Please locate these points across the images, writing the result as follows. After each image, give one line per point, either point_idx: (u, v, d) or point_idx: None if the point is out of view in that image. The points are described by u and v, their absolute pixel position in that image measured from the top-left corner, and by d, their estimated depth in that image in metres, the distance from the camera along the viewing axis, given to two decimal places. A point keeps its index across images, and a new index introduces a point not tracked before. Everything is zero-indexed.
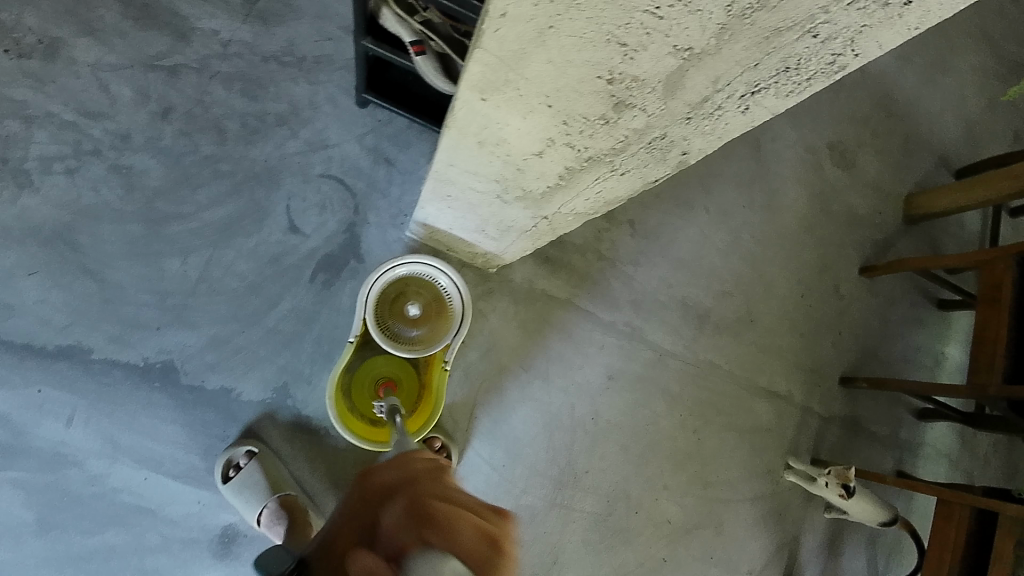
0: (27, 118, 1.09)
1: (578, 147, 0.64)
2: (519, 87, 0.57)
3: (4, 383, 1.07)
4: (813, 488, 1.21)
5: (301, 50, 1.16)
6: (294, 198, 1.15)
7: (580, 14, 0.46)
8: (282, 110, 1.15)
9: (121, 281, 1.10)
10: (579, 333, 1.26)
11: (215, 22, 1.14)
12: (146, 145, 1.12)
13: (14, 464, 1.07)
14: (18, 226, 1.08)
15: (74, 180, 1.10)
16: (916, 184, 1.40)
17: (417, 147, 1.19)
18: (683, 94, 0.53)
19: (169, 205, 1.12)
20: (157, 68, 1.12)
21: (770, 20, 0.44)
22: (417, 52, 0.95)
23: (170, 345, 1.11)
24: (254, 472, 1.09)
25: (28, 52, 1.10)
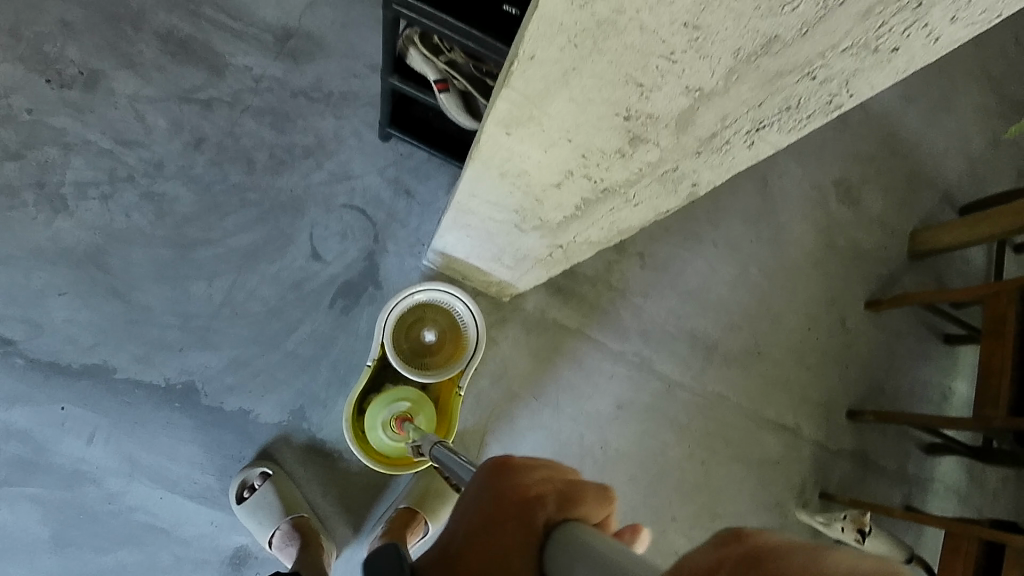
0: (65, 146, 1.14)
1: (595, 178, 0.68)
2: (542, 123, 0.62)
3: (29, 400, 1.10)
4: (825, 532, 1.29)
5: (328, 86, 1.22)
6: (317, 226, 1.20)
7: (601, 58, 0.50)
8: (309, 143, 1.21)
9: (147, 302, 1.14)
10: (590, 362, 1.29)
11: (248, 58, 1.20)
12: (177, 173, 1.17)
13: (34, 480, 1.09)
14: (51, 247, 1.12)
15: (107, 205, 1.15)
16: (920, 221, 1.44)
17: (436, 179, 1.24)
18: (694, 130, 0.57)
19: (197, 231, 1.16)
20: (192, 101, 1.18)
21: (773, 65, 0.47)
22: (441, 89, 1.01)
23: (192, 366, 1.14)
24: (268, 494, 1.11)
25: (69, 83, 1.15)
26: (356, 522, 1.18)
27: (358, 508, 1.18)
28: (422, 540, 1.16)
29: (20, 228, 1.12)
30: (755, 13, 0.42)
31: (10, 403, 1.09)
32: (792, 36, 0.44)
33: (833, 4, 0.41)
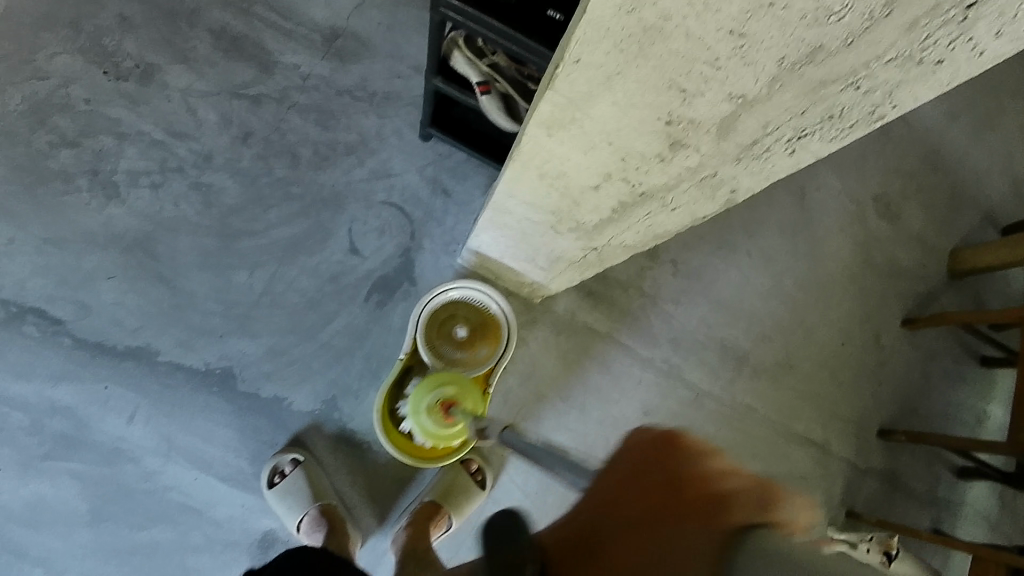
0: (120, 136, 1.19)
1: (634, 181, 0.69)
2: (584, 126, 0.63)
3: (75, 377, 1.14)
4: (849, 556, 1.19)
5: (372, 85, 1.25)
6: (356, 222, 1.23)
7: (645, 63, 0.51)
8: (352, 140, 1.24)
9: (191, 289, 1.18)
10: (618, 367, 1.29)
11: (297, 57, 1.24)
12: (224, 166, 1.21)
13: (76, 455, 1.14)
14: (102, 232, 1.17)
15: (157, 194, 1.19)
16: (961, 239, 1.41)
17: (473, 180, 1.26)
18: (734, 136, 0.58)
19: (240, 222, 1.20)
20: (241, 96, 1.22)
21: (817, 74, 0.48)
22: (482, 91, 1.03)
23: (231, 352, 1.18)
24: (297, 481, 1.13)
25: (126, 76, 1.20)
26: (381, 514, 1.20)
27: (384, 500, 1.20)
28: (444, 534, 1.18)
29: (74, 212, 1.17)
30: (801, 22, 0.43)
31: (57, 380, 1.14)
32: (837, 46, 0.45)
33: (879, 15, 0.41)
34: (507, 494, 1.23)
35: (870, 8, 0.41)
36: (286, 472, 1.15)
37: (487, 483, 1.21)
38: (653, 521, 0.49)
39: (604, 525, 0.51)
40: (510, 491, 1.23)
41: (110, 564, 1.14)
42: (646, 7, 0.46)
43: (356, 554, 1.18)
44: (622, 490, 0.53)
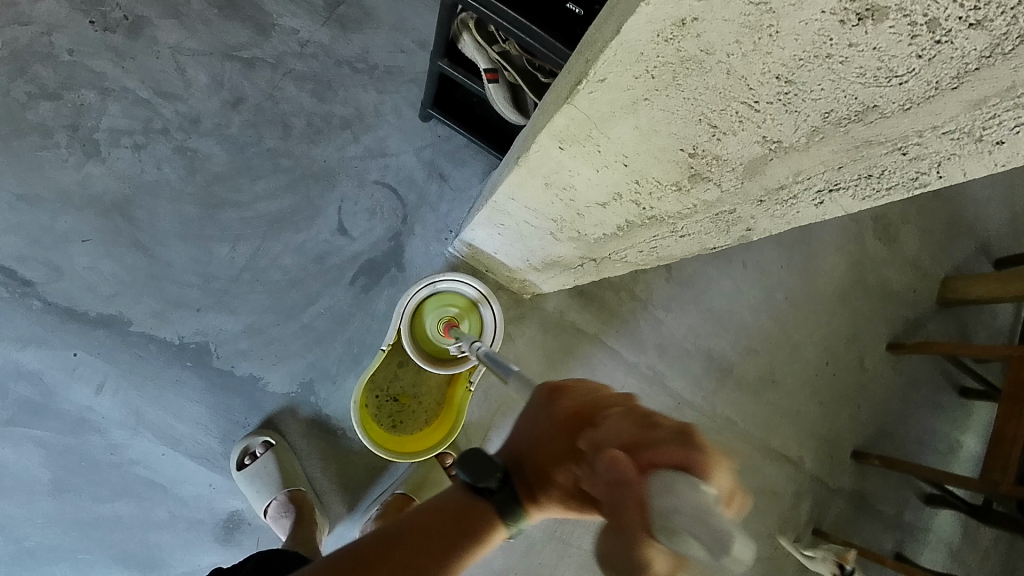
0: (103, 91, 1.12)
1: (645, 205, 0.66)
2: (600, 144, 0.59)
3: (42, 342, 1.09)
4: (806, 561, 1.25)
5: (374, 58, 1.19)
6: (347, 201, 1.18)
7: (677, 93, 0.48)
8: (348, 114, 1.19)
9: (170, 258, 1.13)
10: (602, 370, 1.26)
11: (296, 20, 1.18)
12: (212, 131, 1.15)
13: (40, 424, 1.10)
14: (79, 192, 1.11)
15: (139, 155, 1.13)
16: (954, 267, 1.40)
17: (471, 166, 1.22)
18: (756, 177, 0.55)
19: (226, 192, 1.15)
20: (234, 59, 1.16)
21: (863, 132, 0.45)
22: (490, 79, 0.98)
23: (207, 327, 1.14)
24: (268, 464, 1.11)
25: (113, 27, 1.13)
26: (352, 501, 1.18)
27: (355, 487, 1.18)
28: None
29: (50, 168, 1.10)
30: (858, 78, 0.40)
31: (24, 343, 1.09)
32: (892, 109, 0.42)
33: (944, 87, 0.39)
34: None
35: (935, 77, 0.38)
36: (257, 454, 1.13)
37: None
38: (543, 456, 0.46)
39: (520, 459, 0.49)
40: None
41: (71, 535, 1.11)
42: (688, 38, 0.42)
43: (324, 540, 1.16)
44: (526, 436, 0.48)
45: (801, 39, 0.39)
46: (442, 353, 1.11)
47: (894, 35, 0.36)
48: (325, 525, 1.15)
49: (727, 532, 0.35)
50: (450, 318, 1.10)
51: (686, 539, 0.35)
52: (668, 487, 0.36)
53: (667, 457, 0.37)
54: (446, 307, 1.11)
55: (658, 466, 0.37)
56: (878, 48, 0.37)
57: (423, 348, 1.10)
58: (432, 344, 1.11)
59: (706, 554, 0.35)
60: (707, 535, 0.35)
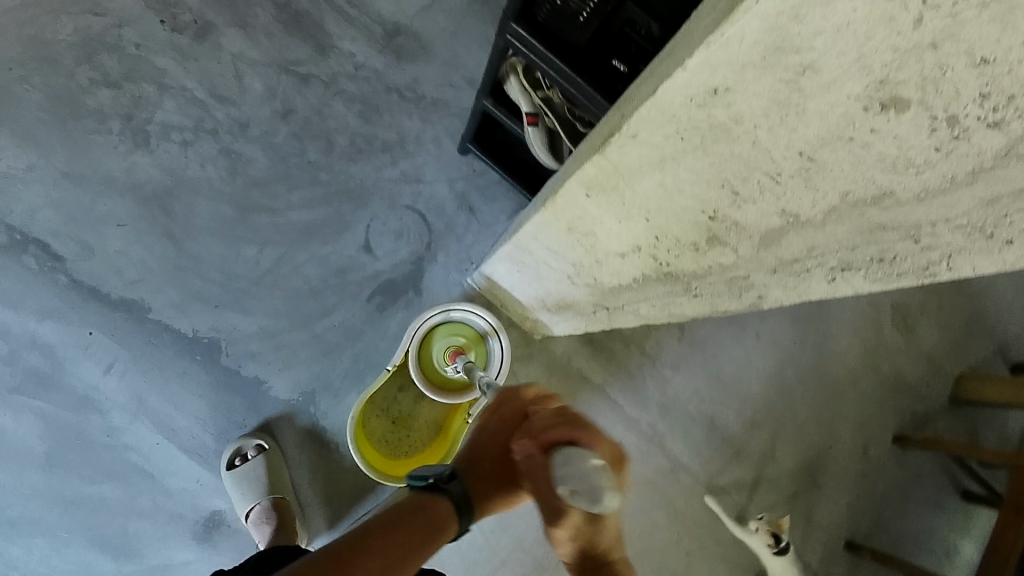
0: (162, 87, 1.18)
1: (661, 260, 0.68)
2: (625, 197, 0.62)
3: (61, 317, 1.11)
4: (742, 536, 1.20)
5: (422, 89, 1.26)
6: (376, 221, 1.21)
7: (703, 156, 0.50)
8: (390, 139, 1.24)
9: (198, 253, 1.16)
10: (601, 421, 1.26)
11: (354, 45, 1.24)
12: (258, 138, 1.19)
13: (44, 395, 1.10)
14: (123, 178, 1.15)
15: (186, 151, 1.17)
16: (969, 367, 1.39)
17: (500, 203, 1.25)
18: (771, 247, 0.56)
19: (262, 196, 1.18)
20: (291, 73, 1.22)
21: (878, 217, 0.47)
22: (531, 122, 1.02)
23: (223, 325, 1.15)
24: (258, 467, 1.11)
25: (182, 29, 1.20)
26: (333, 518, 1.18)
27: (339, 504, 1.18)
28: None
29: (98, 152, 1.15)
30: (877, 164, 0.42)
31: (43, 316, 1.10)
32: (907, 197, 0.44)
33: (959, 182, 0.40)
34: None
35: (952, 171, 0.40)
36: (248, 456, 1.14)
37: None
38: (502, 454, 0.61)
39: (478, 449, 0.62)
40: None
41: (53, 512, 1.11)
42: (718, 106, 0.45)
43: None
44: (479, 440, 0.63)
45: (826, 120, 0.41)
46: (446, 381, 1.11)
47: (914, 125, 0.38)
48: (301, 534, 1.15)
49: (603, 486, 0.47)
50: (457, 346, 1.11)
51: (574, 494, 0.48)
52: (569, 456, 0.49)
53: (562, 435, 0.52)
54: (454, 336, 1.12)
55: (555, 441, 0.52)
56: (899, 137, 0.40)
57: (428, 373, 1.11)
58: (437, 372, 1.11)
59: (592, 505, 0.48)
60: (587, 490, 0.47)
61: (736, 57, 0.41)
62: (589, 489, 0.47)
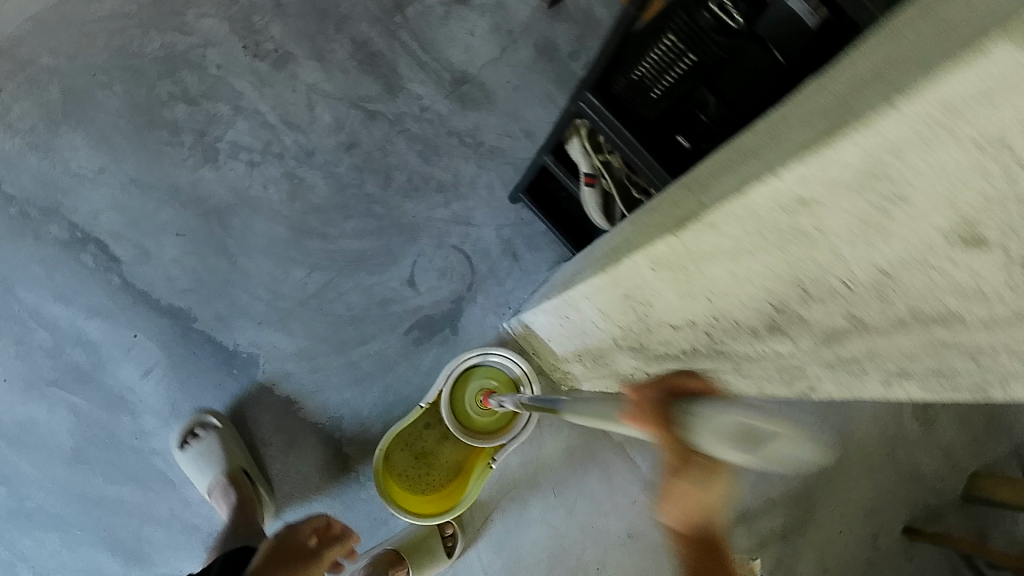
0: (237, 107, 1.24)
1: (716, 338, 0.71)
2: (691, 277, 0.65)
3: (109, 316, 1.14)
4: None
5: (482, 136, 1.32)
6: (423, 257, 1.25)
7: (778, 254, 0.54)
8: (446, 180, 1.29)
9: (249, 270, 1.19)
10: (618, 478, 1.26)
11: (423, 88, 1.32)
12: (322, 166, 1.25)
13: (80, 391, 1.12)
14: (188, 190, 1.20)
15: (251, 171, 1.22)
16: (985, 465, 1.40)
17: (543, 253, 1.29)
18: (832, 343, 0.59)
19: (318, 222, 1.23)
20: (360, 108, 1.28)
21: (942, 333, 0.50)
22: (588, 182, 1.06)
23: (262, 342, 1.18)
24: (210, 445, 1.10)
25: (263, 56, 1.27)
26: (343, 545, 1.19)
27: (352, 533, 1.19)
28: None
29: (169, 163, 1.20)
30: (950, 290, 0.45)
31: (92, 313, 1.13)
32: (975, 321, 0.47)
33: None
34: (468, 570, 1.21)
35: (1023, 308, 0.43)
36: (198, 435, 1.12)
37: (454, 552, 1.19)
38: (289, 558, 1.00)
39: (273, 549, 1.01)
40: (472, 567, 1.21)
41: (71, 509, 1.12)
42: (805, 215, 0.48)
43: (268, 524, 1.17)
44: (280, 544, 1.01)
45: (907, 243, 0.44)
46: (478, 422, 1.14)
47: (991, 262, 0.41)
48: (267, 510, 1.16)
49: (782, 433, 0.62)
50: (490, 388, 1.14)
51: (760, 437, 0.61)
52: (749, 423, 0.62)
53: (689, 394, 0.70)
54: (489, 379, 1.15)
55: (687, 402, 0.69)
56: (975, 269, 0.43)
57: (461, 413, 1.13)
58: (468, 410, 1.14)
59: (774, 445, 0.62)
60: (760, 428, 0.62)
61: (835, 176, 0.44)
62: (788, 442, 0.61)
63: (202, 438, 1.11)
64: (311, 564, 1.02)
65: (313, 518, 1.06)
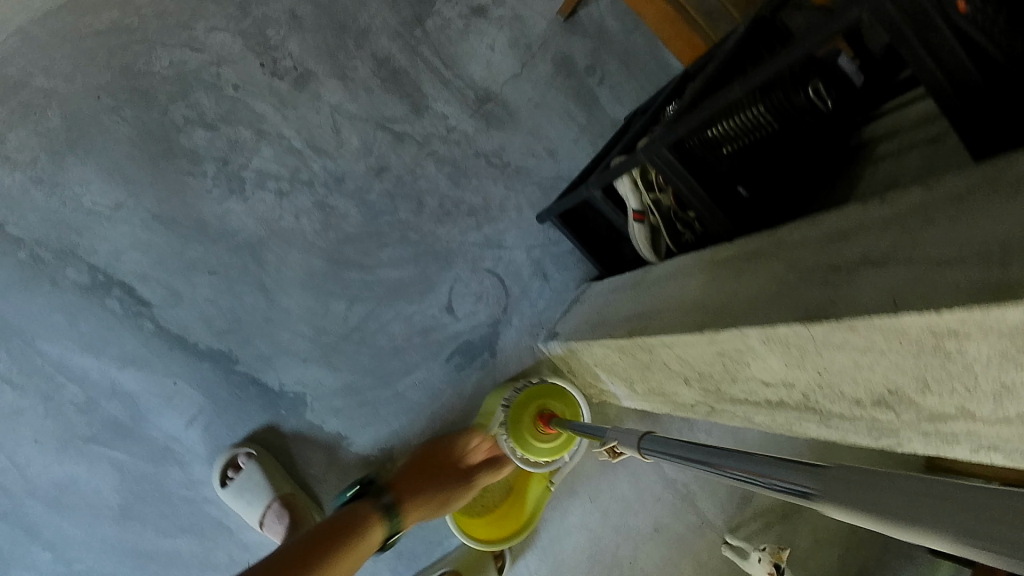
0: (259, 132, 1.16)
1: (812, 398, 0.80)
2: (804, 354, 0.74)
3: (145, 366, 1.09)
4: (744, 564, 1.28)
5: (508, 156, 1.32)
6: (459, 283, 1.26)
7: (911, 357, 0.63)
8: (476, 203, 1.29)
9: (289, 307, 1.16)
10: (645, 480, 1.36)
11: (448, 107, 1.28)
12: (353, 193, 1.21)
13: (122, 446, 1.08)
14: (216, 225, 1.13)
15: (281, 201, 1.17)
16: None
17: (572, 272, 1.34)
18: (939, 422, 0.68)
19: (354, 253, 1.20)
20: (386, 130, 1.24)
21: None
22: (637, 219, 1.11)
23: (308, 380, 1.17)
24: (253, 475, 1.08)
25: (281, 74, 1.18)
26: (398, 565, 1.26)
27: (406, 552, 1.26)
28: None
29: (193, 196, 1.12)
30: None
31: (125, 362, 1.08)
32: None
33: None
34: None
35: None
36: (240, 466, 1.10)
37: (506, 563, 1.28)
38: (443, 470, 1.05)
39: (436, 459, 1.07)
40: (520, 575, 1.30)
41: (125, 566, 1.10)
42: (951, 341, 0.57)
43: None
44: (443, 456, 1.07)
45: None
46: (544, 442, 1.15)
47: None
48: None
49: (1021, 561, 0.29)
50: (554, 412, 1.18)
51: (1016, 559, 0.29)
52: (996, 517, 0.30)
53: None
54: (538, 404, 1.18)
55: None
56: None
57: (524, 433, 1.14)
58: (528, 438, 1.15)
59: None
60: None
61: (989, 324, 0.53)
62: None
63: (244, 467, 1.09)
64: (465, 477, 1.06)
65: (477, 434, 1.12)
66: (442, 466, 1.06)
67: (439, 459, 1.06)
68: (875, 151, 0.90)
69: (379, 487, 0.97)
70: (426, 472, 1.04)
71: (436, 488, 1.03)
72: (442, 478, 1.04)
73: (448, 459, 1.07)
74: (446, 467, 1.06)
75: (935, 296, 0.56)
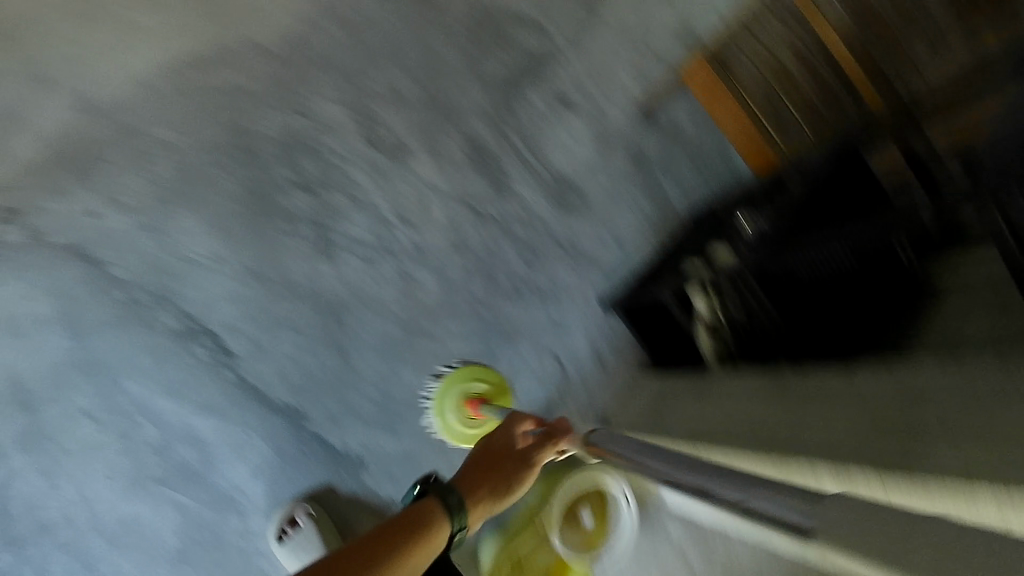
0: (355, 199, 1.22)
1: None
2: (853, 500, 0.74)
3: (223, 416, 1.20)
4: None
5: (578, 242, 1.36)
6: (519, 360, 1.33)
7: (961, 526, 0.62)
8: (543, 284, 1.34)
9: (361, 369, 1.24)
10: None
11: (527, 190, 1.33)
12: (432, 265, 1.27)
13: (189, 490, 1.21)
14: (304, 286, 1.20)
15: (367, 267, 1.24)
16: None
17: (629, 360, 1.37)
18: None
19: (427, 322, 1.27)
20: (469, 207, 1.30)
21: None
22: (702, 326, 1.17)
23: (369, 442, 1.25)
24: (308, 535, 1.18)
25: (380, 146, 1.24)
26: None
27: None
28: None
29: (287, 255, 1.19)
30: None
31: (205, 409, 1.19)
32: None
33: None
34: None
35: None
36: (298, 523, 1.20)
37: None
38: (494, 457, 0.92)
39: (483, 454, 0.93)
40: None
41: None
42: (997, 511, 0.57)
43: None
44: (491, 456, 0.92)
45: None
46: (465, 425, 1.24)
47: None
48: None
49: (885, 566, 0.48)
50: (477, 394, 1.24)
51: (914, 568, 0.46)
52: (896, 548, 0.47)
53: None
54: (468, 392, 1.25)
55: None
56: None
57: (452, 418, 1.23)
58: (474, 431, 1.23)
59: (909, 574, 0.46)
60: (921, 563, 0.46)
61: None
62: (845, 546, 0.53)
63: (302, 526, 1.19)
64: (522, 467, 0.91)
65: (519, 419, 0.96)
66: (492, 458, 0.92)
67: (488, 447, 0.94)
68: (947, 312, 0.97)
69: (439, 483, 0.86)
70: (481, 458, 0.92)
71: (497, 477, 0.90)
72: (498, 469, 0.91)
73: (494, 456, 0.92)
74: (499, 459, 0.92)
75: (984, 518, 0.58)
